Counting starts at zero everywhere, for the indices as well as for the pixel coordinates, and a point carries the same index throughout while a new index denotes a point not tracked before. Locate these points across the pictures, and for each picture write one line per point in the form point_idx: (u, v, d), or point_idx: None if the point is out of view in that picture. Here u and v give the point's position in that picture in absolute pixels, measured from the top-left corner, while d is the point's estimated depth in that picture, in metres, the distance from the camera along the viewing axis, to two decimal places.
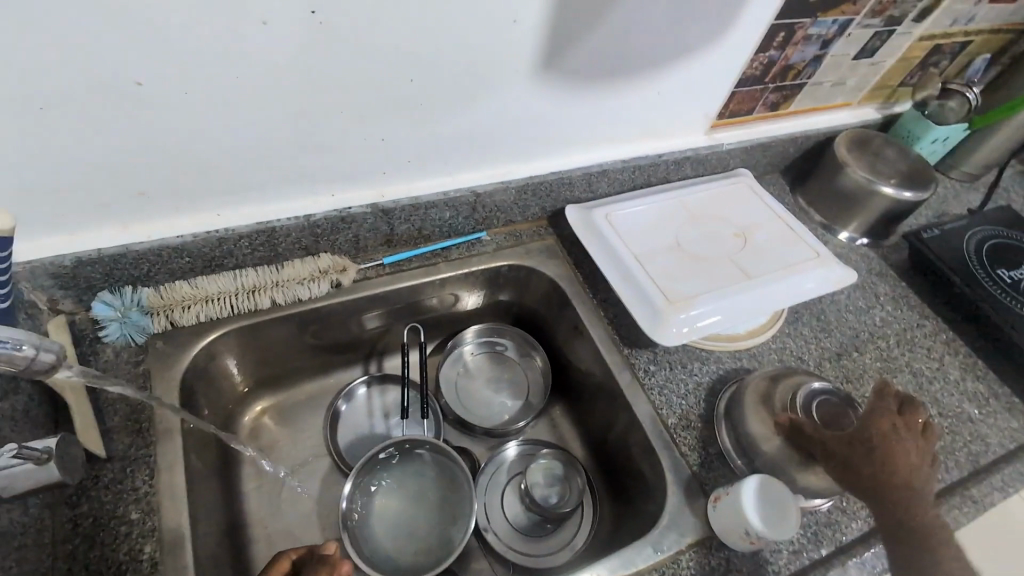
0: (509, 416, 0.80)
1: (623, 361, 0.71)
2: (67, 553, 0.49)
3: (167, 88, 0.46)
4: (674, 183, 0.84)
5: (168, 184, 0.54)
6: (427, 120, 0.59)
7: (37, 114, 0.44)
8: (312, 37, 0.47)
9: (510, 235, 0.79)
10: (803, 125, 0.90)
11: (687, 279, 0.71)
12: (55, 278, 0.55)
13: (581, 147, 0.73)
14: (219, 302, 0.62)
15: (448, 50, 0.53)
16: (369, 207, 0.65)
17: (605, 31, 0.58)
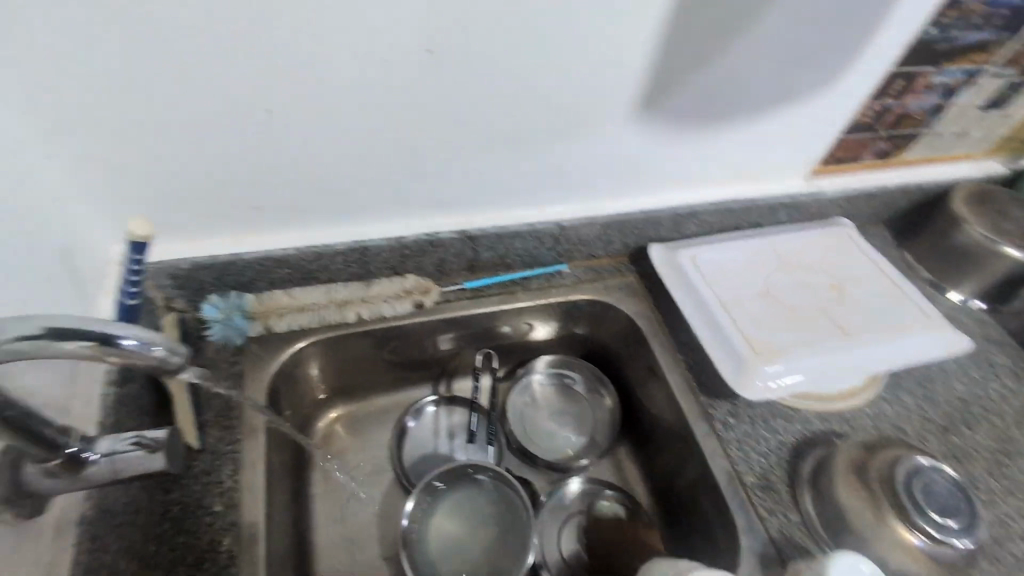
0: (572, 452, 0.78)
1: (699, 410, 0.68)
2: (156, 535, 0.52)
3: (292, 115, 0.51)
4: (767, 229, 0.81)
5: (280, 201, 0.58)
6: (522, 154, 0.61)
7: (183, 134, 0.49)
8: (426, 74, 0.50)
9: (590, 270, 0.79)
10: (915, 176, 0.84)
11: (776, 330, 0.68)
12: (174, 279, 0.60)
13: (672, 187, 0.72)
14: (311, 312, 0.65)
15: (552, 87, 0.55)
16: (457, 233, 0.67)
17: (710, 74, 0.58)
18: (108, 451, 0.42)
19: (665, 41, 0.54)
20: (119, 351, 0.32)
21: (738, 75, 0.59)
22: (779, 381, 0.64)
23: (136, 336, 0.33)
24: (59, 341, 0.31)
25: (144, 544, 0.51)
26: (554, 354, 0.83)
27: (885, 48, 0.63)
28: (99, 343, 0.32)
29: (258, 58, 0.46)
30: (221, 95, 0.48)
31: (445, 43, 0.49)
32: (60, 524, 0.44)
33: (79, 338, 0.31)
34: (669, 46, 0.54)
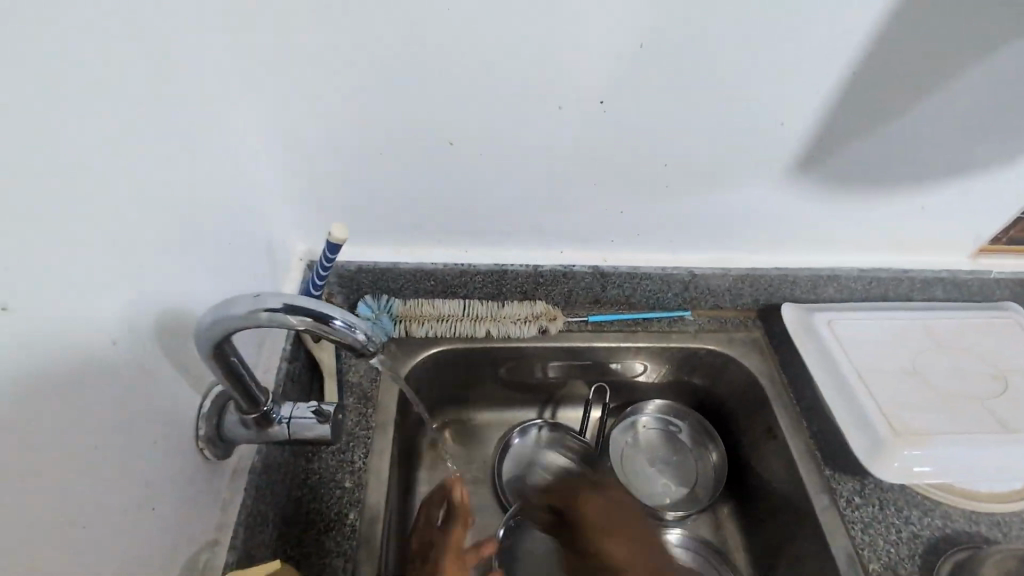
0: (670, 502, 0.76)
1: (822, 484, 0.64)
2: (296, 497, 0.60)
3: (470, 147, 0.58)
4: (915, 302, 0.76)
5: (440, 221, 0.65)
6: (670, 201, 0.64)
7: (378, 157, 0.58)
8: (596, 121, 0.56)
9: (714, 320, 0.78)
10: None
11: (923, 412, 0.64)
12: (339, 278, 0.69)
13: (814, 248, 0.71)
14: (447, 323, 0.71)
15: (707, 141, 0.58)
16: (590, 267, 0.70)
17: (873, 141, 0.59)
18: (289, 415, 0.49)
19: (834, 103, 0.56)
20: (329, 330, 0.36)
21: (903, 142, 0.59)
22: (925, 467, 0.60)
23: (343, 318, 0.37)
24: (288, 315, 0.36)
25: (286, 504, 0.59)
26: (661, 399, 0.82)
27: None
28: (316, 321, 0.36)
29: (450, 97, 0.53)
30: (416, 125, 0.55)
31: (617, 96, 0.54)
32: (237, 469, 0.52)
33: (302, 315, 0.36)
34: (834, 109, 0.56)
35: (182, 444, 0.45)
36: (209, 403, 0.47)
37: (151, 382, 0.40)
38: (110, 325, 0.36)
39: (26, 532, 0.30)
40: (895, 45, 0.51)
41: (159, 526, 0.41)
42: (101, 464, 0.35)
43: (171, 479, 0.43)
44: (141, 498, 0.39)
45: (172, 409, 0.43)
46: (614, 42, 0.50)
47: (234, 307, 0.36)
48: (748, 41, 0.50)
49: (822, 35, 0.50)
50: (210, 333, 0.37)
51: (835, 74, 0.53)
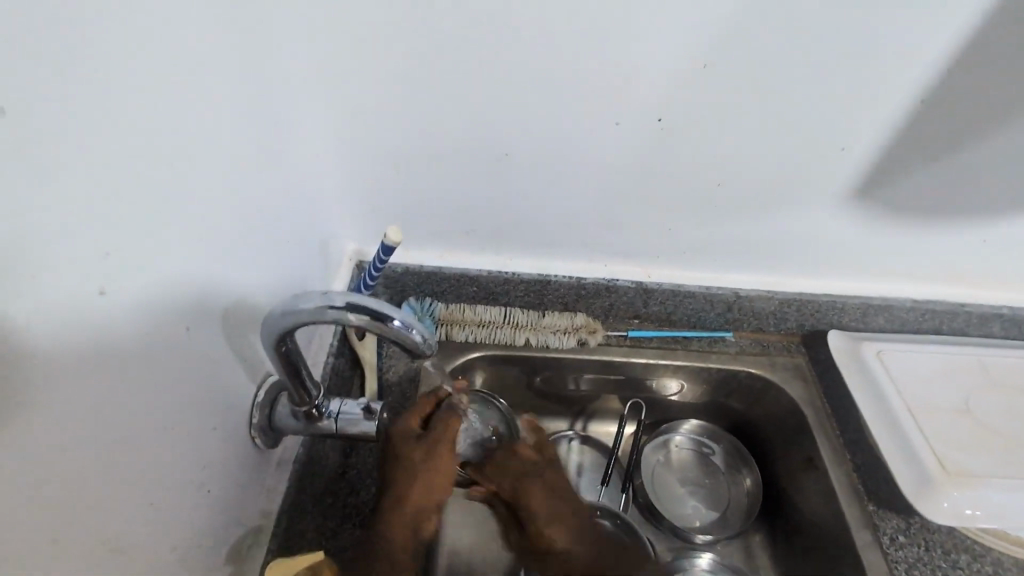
0: (700, 525, 0.74)
1: (864, 519, 0.62)
2: (333, 491, 0.62)
3: (524, 158, 0.59)
4: (971, 337, 0.73)
5: (488, 228, 0.66)
6: (720, 221, 0.64)
7: (434, 164, 0.59)
8: (652, 138, 0.56)
9: (756, 343, 0.76)
10: None
11: (976, 452, 0.61)
12: (385, 279, 0.70)
13: (867, 276, 0.69)
14: (487, 329, 0.72)
15: (764, 162, 0.58)
16: (634, 283, 0.70)
17: (936, 171, 0.57)
18: (337, 410, 0.50)
19: (900, 129, 0.54)
20: (388, 330, 0.38)
21: (970, 172, 0.57)
22: (975, 509, 0.58)
23: (401, 319, 0.38)
24: (348, 313, 0.37)
25: (324, 495, 0.61)
26: (696, 420, 0.81)
27: None
28: (373, 319, 0.38)
29: (509, 109, 0.54)
30: (474, 134, 0.57)
31: (676, 113, 0.54)
32: (282, 459, 0.54)
33: (362, 313, 0.37)
34: (899, 135, 0.55)
35: (237, 431, 0.46)
36: (262, 393, 0.50)
37: (213, 371, 0.42)
38: (182, 314, 0.38)
39: (105, 494, 0.32)
40: (968, 72, 0.50)
41: (213, 509, 0.43)
42: (167, 442, 0.37)
43: (224, 465, 0.45)
44: (197, 481, 0.41)
45: (229, 398, 0.45)
46: (675, 60, 0.50)
47: (305, 302, 0.38)
48: (812, 63, 0.50)
49: (890, 61, 0.50)
50: (278, 323, 0.39)
51: (902, 101, 0.52)
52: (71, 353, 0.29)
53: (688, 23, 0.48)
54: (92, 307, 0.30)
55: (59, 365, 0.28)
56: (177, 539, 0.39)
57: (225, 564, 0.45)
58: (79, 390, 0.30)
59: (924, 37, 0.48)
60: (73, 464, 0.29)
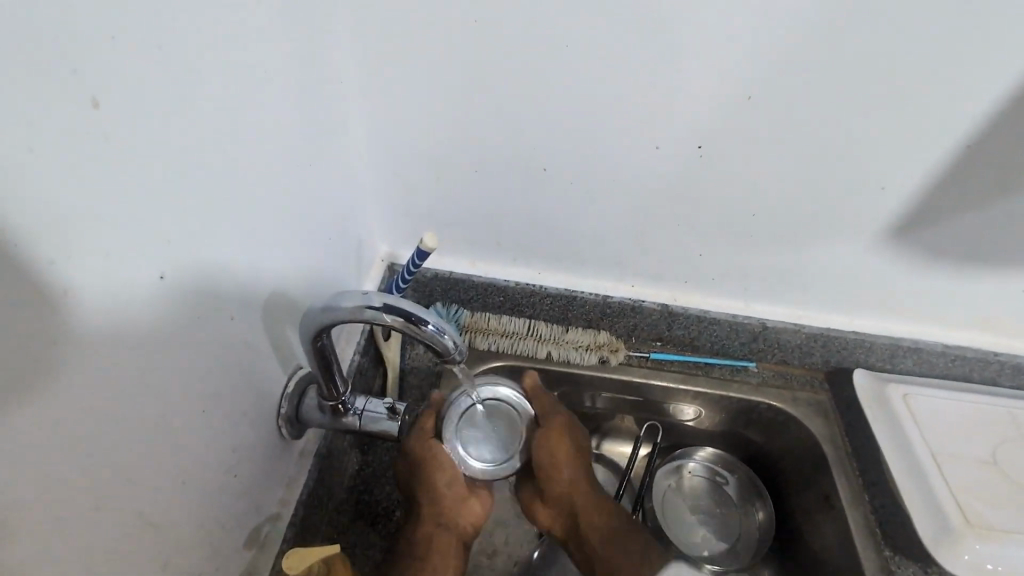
0: (709, 555, 0.74)
1: (879, 564, 0.61)
2: (349, 487, 0.63)
3: (561, 175, 0.60)
4: (1002, 388, 0.72)
5: (520, 241, 0.67)
6: (751, 250, 0.64)
7: (472, 174, 0.61)
8: (689, 165, 0.57)
9: (780, 375, 0.76)
10: None
11: (1001, 505, 0.60)
12: (414, 283, 0.72)
13: (897, 316, 0.68)
14: (510, 339, 0.72)
15: (800, 195, 0.58)
16: (659, 305, 0.70)
17: (977, 216, 0.57)
18: (362, 408, 0.52)
19: (943, 171, 0.54)
20: (421, 332, 0.39)
21: (1012, 218, 0.56)
22: (997, 564, 0.57)
23: (434, 322, 0.39)
24: (384, 314, 0.39)
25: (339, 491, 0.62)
26: (711, 447, 0.80)
27: None
28: (407, 322, 0.39)
29: (550, 126, 0.56)
30: (514, 149, 0.58)
31: (715, 142, 0.55)
32: (304, 451, 0.55)
33: (397, 314, 0.39)
34: (941, 177, 0.54)
35: (265, 419, 0.48)
36: (291, 385, 0.51)
37: (250, 359, 0.44)
38: (228, 303, 0.40)
39: (141, 466, 0.34)
40: (1016, 117, 0.49)
41: (236, 492, 0.45)
42: (202, 424, 0.39)
43: (251, 451, 0.46)
44: (225, 463, 0.43)
45: (261, 386, 0.47)
46: (717, 87, 0.51)
47: (344, 301, 0.40)
48: (854, 99, 0.50)
49: (935, 103, 0.49)
50: (316, 320, 0.40)
51: (946, 143, 0.52)
52: (126, 332, 0.31)
53: (732, 51, 0.49)
54: (151, 290, 0.32)
55: (115, 340, 0.30)
56: (203, 517, 0.41)
57: (241, 549, 0.46)
58: (129, 366, 0.31)
59: (971, 82, 0.48)
60: (115, 434, 0.31)
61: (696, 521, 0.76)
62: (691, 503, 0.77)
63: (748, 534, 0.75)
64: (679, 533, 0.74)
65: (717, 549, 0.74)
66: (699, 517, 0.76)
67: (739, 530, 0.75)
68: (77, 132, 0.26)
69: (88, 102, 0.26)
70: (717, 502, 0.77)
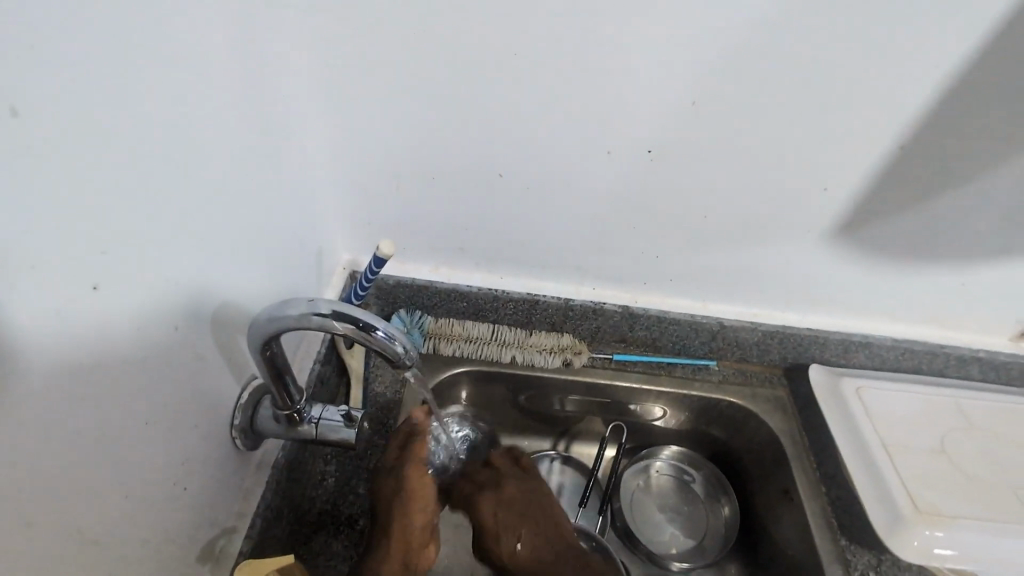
0: (676, 551, 0.74)
1: (836, 553, 0.63)
2: (310, 496, 0.62)
3: (517, 182, 0.60)
4: (949, 379, 0.75)
5: (482, 246, 0.67)
6: (706, 252, 0.65)
7: (431, 181, 0.61)
8: (641, 169, 0.58)
9: (739, 372, 0.77)
10: None
11: (950, 494, 0.62)
12: (377, 290, 0.71)
13: (848, 312, 0.71)
14: (474, 344, 0.73)
15: (752, 196, 0.59)
16: (621, 307, 0.71)
17: (914, 214, 0.59)
18: (317, 416, 0.51)
19: (881, 172, 0.56)
20: (372, 338, 0.39)
21: (947, 217, 0.59)
22: (944, 548, 0.59)
23: (384, 329, 0.39)
24: (332, 321, 0.39)
25: (302, 500, 0.61)
26: (677, 446, 0.81)
27: None
28: (356, 328, 0.39)
29: (506, 133, 0.56)
30: (470, 156, 0.59)
31: (665, 147, 0.56)
32: (261, 462, 0.54)
33: (346, 321, 0.39)
34: (880, 177, 0.57)
35: (217, 431, 0.47)
36: (245, 395, 0.50)
37: (199, 369, 0.43)
38: (173, 312, 0.39)
39: (82, 483, 0.32)
40: (945, 119, 0.52)
41: (186, 506, 0.44)
42: (147, 439, 0.38)
43: (204, 463, 0.45)
44: (174, 476, 0.42)
45: (213, 397, 0.46)
46: (666, 93, 0.52)
47: (291, 308, 0.40)
48: (797, 104, 0.52)
49: (870, 105, 0.52)
50: (264, 328, 0.40)
51: (882, 144, 0.54)
52: (62, 347, 0.30)
53: (678, 59, 0.50)
54: (83, 301, 0.31)
55: (47, 352, 0.29)
56: (151, 533, 0.40)
57: (196, 564, 0.45)
58: (63, 380, 0.30)
59: (903, 86, 0.50)
60: (53, 449, 0.30)
61: (664, 518, 0.77)
62: (659, 501, 0.78)
63: (716, 529, 0.76)
64: (647, 532, 0.76)
65: (685, 546, 0.75)
66: (667, 515, 0.77)
67: (707, 527, 0.76)
68: (2, 142, 0.25)
69: (7, 113, 0.25)
70: (685, 499, 0.78)
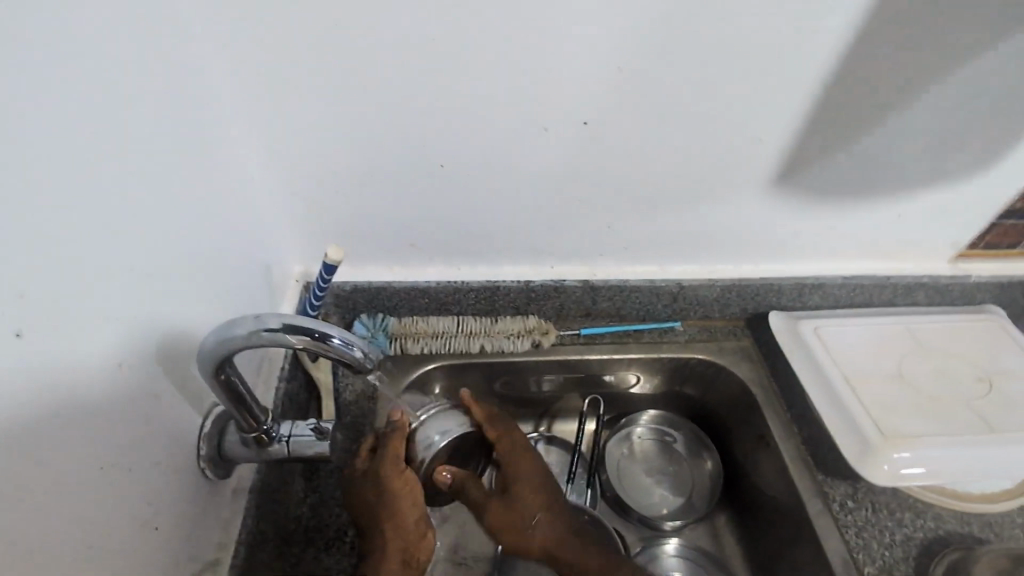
0: (667, 512, 0.76)
1: (814, 487, 0.65)
2: (296, 517, 0.61)
3: (459, 170, 0.60)
4: (899, 307, 0.78)
5: (435, 240, 0.67)
6: (655, 216, 0.66)
7: (373, 181, 0.60)
8: (581, 142, 0.58)
9: (704, 330, 0.79)
10: None
11: (911, 416, 0.65)
12: (335, 297, 0.70)
13: (798, 256, 0.73)
14: (442, 339, 0.72)
15: (692, 155, 0.60)
16: (581, 281, 0.72)
17: (843, 155, 0.62)
18: (287, 433, 0.50)
19: (809, 118, 0.58)
20: (328, 348, 0.38)
21: (876, 155, 0.62)
22: (911, 468, 0.61)
23: (340, 336, 0.39)
24: (284, 334, 0.38)
25: (287, 521, 0.60)
26: (655, 410, 0.83)
27: None
28: (312, 339, 0.38)
29: (443, 124, 0.56)
30: (409, 151, 0.58)
31: (600, 118, 0.57)
32: (236, 489, 0.53)
33: (301, 334, 0.38)
34: (811, 122, 0.58)
35: (183, 465, 0.45)
36: (209, 423, 0.49)
37: (153, 403, 0.42)
38: (113, 347, 0.37)
39: (40, 537, 0.31)
40: (864, 61, 0.53)
41: (158, 547, 0.42)
42: (106, 482, 0.36)
43: (172, 498, 0.44)
44: (142, 518, 0.40)
45: (173, 430, 0.44)
46: (595, 63, 0.52)
47: (239, 327, 0.38)
48: (724, 58, 0.53)
49: (793, 53, 0.53)
50: (213, 352, 0.39)
51: (808, 90, 0.56)
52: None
53: (604, 28, 0.50)
54: (8, 351, 0.29)
55: None
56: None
57: None
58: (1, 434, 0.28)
59: (820, 31, 0.51)
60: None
61: (651, 480, 0.79)
62: (646, 466, 0.79)
63: (704, 485, 0.78)
64: (637, 497, 0.77)
65: (676, 505, 0.77)
66: (655, 478, 0.79)
67: (695, 483, 0.78)
68: None
69: None
70: (671, 460, 0.80)
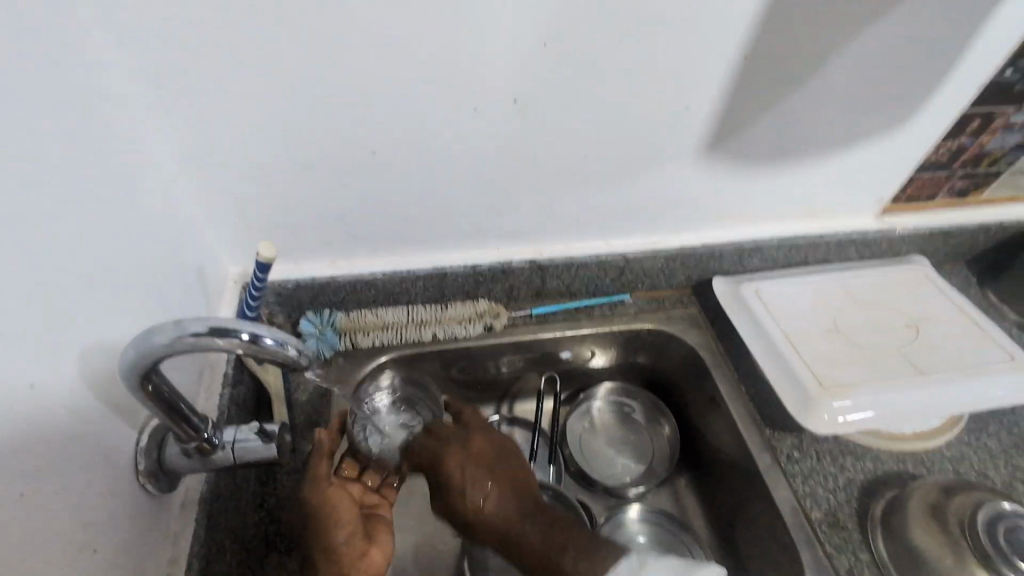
0: (630, 479, 0.78)
1: (763, 442, 0.68)
2: (253, 524, 0.60)
3: (393, 157, 0.58)
4: (832, 264, 0.82)
5: (376, 230, 0.66)
6: (595, 191, 0.67)
7: (304, 174, 0.58)
8: (514, 121, 0.58)
9: (653, 300, 0.81)
10: (984, 215, 0.85)
11: (847, 366, 0.68)
12: (277, 297, 0.68)
13: (736, 222, 0.75)
14: (392, 330, 0.71)
15: (625, 128, 0.61)
16: (528, 261, 0.72)
17: (769, 120, 0.63)
18: (231, 440, 0.49)
19: (733, 85, 0.59)
20: (260, 349, 0.37)
21: (799, 119, 0.64)
22: (847, 416, 0.64)
23: (272, 336, 0.38)
24: (212, 338, 0.36)
25: (244, 528, 0.58)
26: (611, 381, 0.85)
27: (949, 99, 0.66)
28: (242, 342, 0.37)
29: (372, 111, 0.54)
30: (339, 141, 0.56)
31: (530, 96, 0.56)
32: (185, 501, 0.51)
33: (228, 336, 0.36)
34: (737, 90, 0.60)
35: (122, 483, 0.43)
36: (146, 438, 0.47)
37: (81, 423, 0.39)
38: (29, 368, 0.35)
39: None
40: (783, 27, 0.55)
41: (100, 570, 0.40)
42: (34, 510, 0.34)
43: (112, 518, 0.42)
44: (78, 543, 0.38)
45: (107, 449, 0.42)
46: (521, 40, 0.52)
47: (159, 336, 0.36)
48: (649, 29, 0.53)
49: (715, 22, 0.54)
50: (137, 364, 0.37)
51: (731, 58, 0.57)
52: None
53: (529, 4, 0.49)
54: None
55: None
56: None
57: None
58: None
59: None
60: None
61: (614, 451, 0.80)
62: (608, 438, 0.81)
63: (664, 449, 0.79)
64: (601, 468, 0.79)
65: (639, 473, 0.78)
66: (617, 449, 0.80)
67: (655, 450, 0.80)
68: None
69: None
70: (631, 429, 0.82)
